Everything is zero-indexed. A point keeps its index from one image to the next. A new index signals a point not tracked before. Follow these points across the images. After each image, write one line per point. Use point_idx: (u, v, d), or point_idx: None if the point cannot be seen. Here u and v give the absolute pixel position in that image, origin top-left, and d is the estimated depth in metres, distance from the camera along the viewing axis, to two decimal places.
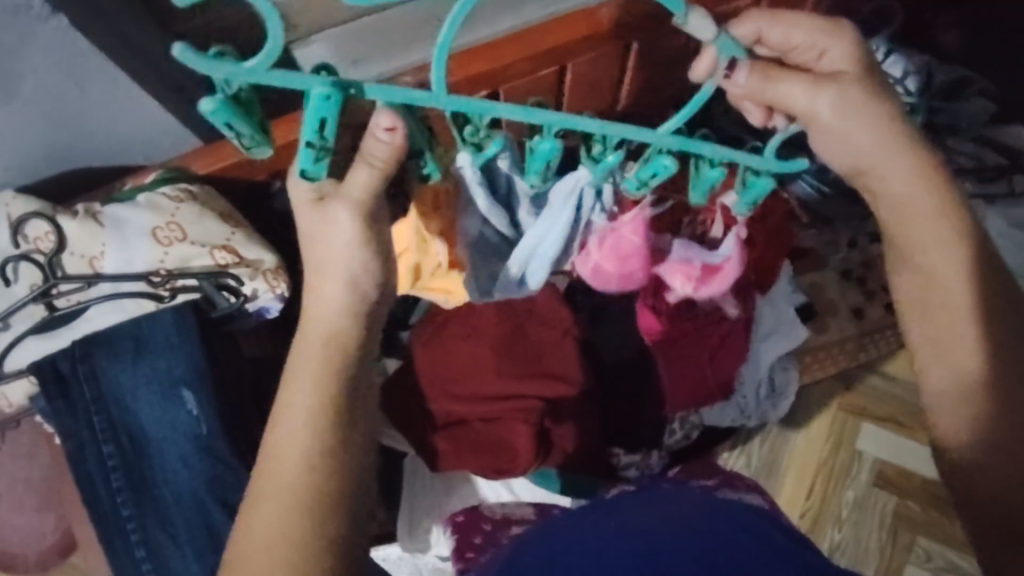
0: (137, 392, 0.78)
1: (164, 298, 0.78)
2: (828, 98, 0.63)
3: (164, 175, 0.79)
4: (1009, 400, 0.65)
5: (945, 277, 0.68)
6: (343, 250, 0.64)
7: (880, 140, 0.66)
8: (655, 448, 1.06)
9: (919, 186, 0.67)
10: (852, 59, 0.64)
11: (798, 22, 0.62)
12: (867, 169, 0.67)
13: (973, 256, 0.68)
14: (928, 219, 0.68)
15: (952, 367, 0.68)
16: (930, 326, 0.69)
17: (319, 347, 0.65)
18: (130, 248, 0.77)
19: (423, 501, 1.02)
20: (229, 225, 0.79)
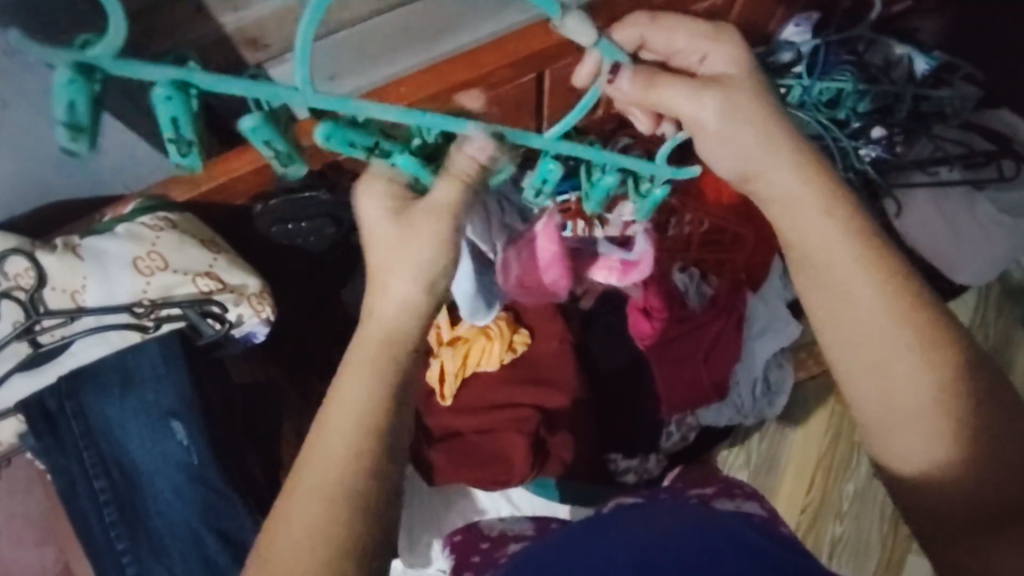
0: (126, 426, 0.77)
1: (148, 328, 0.77)
2: (712, 106, 0.69)
3: (145, 204, 0.78)
4: (973, 399, 0.59)
5: (855, 287, 0.63)
6: (420, 248, 0.66)
7: (761, 146, 0.68)
8: (652, 453, 1.07)
9: (807, 192, 0.66)
10: (730, 62, 0.71)
11: (678, 27, 0.71)
12: (754, 175, 0.70)
13: (875, 253, 0.64)
14: (813, 218, 0.66)
15: (892, 375, 0.61)
16: (858, 335, 0.63)
17: (379, 341, 0.64)
18: (112, 281, 0.76)
19: (421, 516, 1.02)
20: (211, 251, 0.79)
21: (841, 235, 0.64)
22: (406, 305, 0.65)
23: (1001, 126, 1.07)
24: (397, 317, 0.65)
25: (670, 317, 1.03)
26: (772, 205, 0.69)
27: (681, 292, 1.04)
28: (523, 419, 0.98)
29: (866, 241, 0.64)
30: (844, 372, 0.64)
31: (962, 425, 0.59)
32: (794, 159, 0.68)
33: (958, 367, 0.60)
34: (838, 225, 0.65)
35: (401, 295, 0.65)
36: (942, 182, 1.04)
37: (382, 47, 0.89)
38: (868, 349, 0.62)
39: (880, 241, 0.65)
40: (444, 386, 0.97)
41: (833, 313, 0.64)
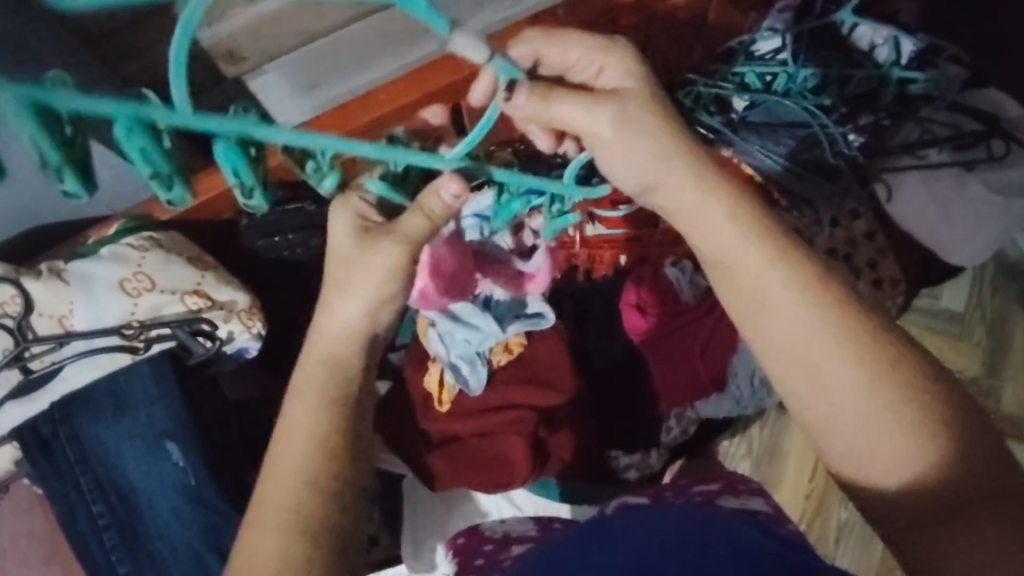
0: (121, 449, 0.77)
1: (138, 349, 0.77)
2: (607, 116, 0.66)
3: (127, 225, 0.79)
4: (907, 389, 0.58)
5: (769, 292, 0.62)
6: (366, 277, 0.66)
7: (660, 156, 0.66)
8: (654, 448, 1.06)
9: (708, 200, 0.65)
10: (626, 77, 0.68)
11: (574, 41, 0.68)
12: (656, 187, 0.67)
13: (779, 255, 0.63)
14: (715, 224, 0.65)
15: (824, 378, 0.59)
16: (782, 339, 0.61)
17: (317, 370, 0.65)
18: (98, 304, 0.76)
19: (425, 522, 1.02)
20: (198, 268, 0.78)
21: (742, 239, 0.64)
22: (348, 332, 0.66)
23: (990, 106, 1.06)
24: (339, 341, 0.66)
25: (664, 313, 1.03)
26: (676, 219, 0.67)
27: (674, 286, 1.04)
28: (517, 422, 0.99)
29: (774, 243, 0.63)
30: (780, 380, 0.62)
31: (910, 419, 0.58)
32: (692, 163, 0.66)
33: (887, 360, 0.59)
34: (737, 229, 0.64)
35: (341, 322, 0.66)
36: (931, 165, 1.04)
37: (361, 54, 0.89)
38: (797, 354, 0.60)
39: (787, 240, 0.64)
40: (439, 390, 0.98)
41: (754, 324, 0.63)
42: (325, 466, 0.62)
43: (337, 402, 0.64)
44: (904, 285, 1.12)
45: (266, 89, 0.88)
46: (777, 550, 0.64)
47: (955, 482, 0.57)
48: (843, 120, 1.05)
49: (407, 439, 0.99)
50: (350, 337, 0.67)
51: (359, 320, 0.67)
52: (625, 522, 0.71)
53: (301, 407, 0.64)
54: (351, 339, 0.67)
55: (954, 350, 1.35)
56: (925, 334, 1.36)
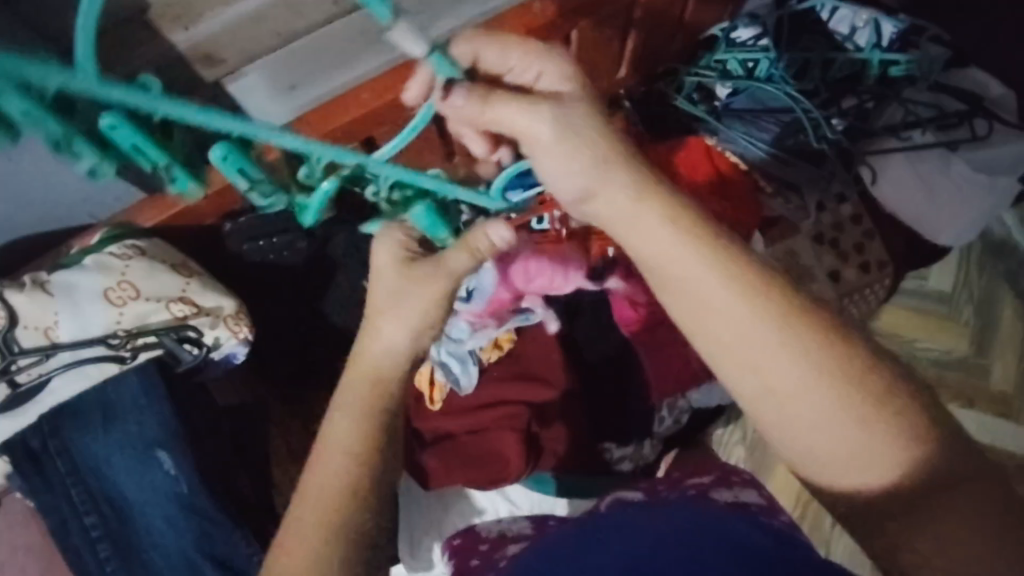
0: (112, 458, 0.77)
1: (126, 358, 0.76)
2: (546, 119, 0.60)
3: (110, 233, 0.78)
4: (882, 386, 0.54)
5: (716, 300, 0.55)
6: (428, 292, 0.60)
7: (591, 157, 0.59)
8: (647, 438, 1.06)
9: (642, 204, 0.58)
10: (567, 79, 0.63)
11: (512, 44, 0.64)
12: (587, 194, 0.60)
13: (724, 254, 0.56)
14: (650, 227, 0.58)
15: (788, 385, 0.54)
16: (738, 349, 0.55)
17: (364, 384, 0.59)
18: (84, 315, 0.75)
19: (422, 520, 1.02)
20: (183, 274, 0.78)
21: (681, 243, 0.57)
22: (396, 349, 0.59)
23: (973, 86, 1.06)
24: (386, 357, 0.59)
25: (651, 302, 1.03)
26: (609, 225, 0.60)
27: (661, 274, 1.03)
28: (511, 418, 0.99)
29: (714, 241, 0.56)
30: (741, 397, 0.56)
31: (886, 411, 0.54)
32: (623, 163, 0.59)
33: (853, 358, 0.54)
34: (677, 232, 0.57)
35: (389, 338, 0.59)
36: (915, 147, 1.04)
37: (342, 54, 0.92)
38: (759, 371, 0.55)
39: (726, 237, 0.57)
40: (432, 389, 0.99)
41: (708, 341, 0.57)
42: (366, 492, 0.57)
43: (376, 421, 0.58)
44: (891, 268, 1.13)
45: (246, 94, 0.89)
46: (773, 544, 0.64)
47: (936, 467, 0.54)
48: (826, 104, 1.05)
49: (400, 439, 1.00)
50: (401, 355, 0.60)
51: (413, 331, 0.59)
52: (620, 516, 0.71)
53: (341, 430, 0.57)
54: (403, 357, 0.60)
55: (943, 330, 1.36)
56: (914, 316, 1.37)
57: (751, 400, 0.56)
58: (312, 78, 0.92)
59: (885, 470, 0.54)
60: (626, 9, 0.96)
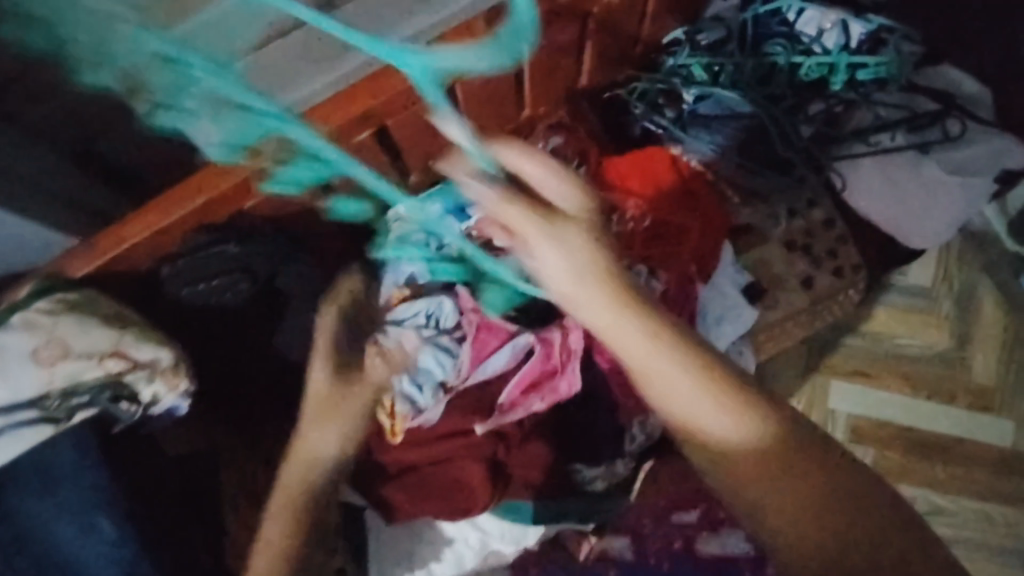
0: (51, 523, 0.73)
1: (60, 420, 0.73)
2: (549, 243, 0.67)
3: (39, 288, 0.76)
4: (796, 455, 0.65)
5: (650, 356, 0.66)
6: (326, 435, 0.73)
7: (552, 230, 0.67)
8: (619, 459, 1.02)
9: (582, 279, 0.66)
10: (574, 195, 0.70)
11: (532, 155, 0.70)
12: (531, 252, 0.68)
13: (655, 328, 0.66)
14: (590, 296, 0.66)
15: (725, 431, 0.65)
16: (671, 398, 0.66)
17: (294, 471, 0.73)
18: (13, 377, 0.71)
19: (391, 553, 1.00)
20: (116, 327, 0.75)
21: (644, 337, 0.66)
22: (326, 450, 0.73)
23: (943, 84, 1.03)
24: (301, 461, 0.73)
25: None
26: (564, 291, 0.67)
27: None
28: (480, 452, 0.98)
29: (651, 313, 0.66)
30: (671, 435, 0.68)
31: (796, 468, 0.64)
32: (586, 226, 0.68)
33: (767, 429, 0.65)
34: (638, 327, 0.66)
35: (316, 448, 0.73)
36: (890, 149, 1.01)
37: None
38: (690, 416, 0.65)
39: (650, 303, 0.67)
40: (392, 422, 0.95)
41: (653, 387, 0.67)
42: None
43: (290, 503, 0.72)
44: (864, 271, 1.10)
45: None
46: None
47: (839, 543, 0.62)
48: (791, 109, 1.02)
49: (363, 472, 0.98)
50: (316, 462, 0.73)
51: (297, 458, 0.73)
52: None
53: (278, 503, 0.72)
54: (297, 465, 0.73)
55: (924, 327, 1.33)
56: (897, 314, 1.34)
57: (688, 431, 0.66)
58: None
59: (817, 529, 0.63)
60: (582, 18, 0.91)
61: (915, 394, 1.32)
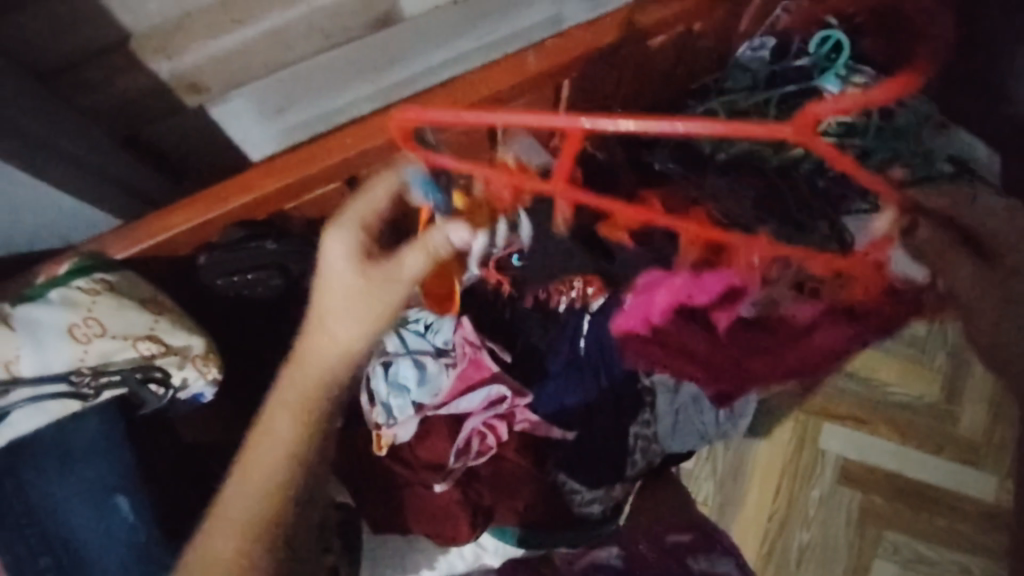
0: (70, 503, 0.75)
1: (88, 396, 0.75)
2: (780, 484, 1.35)
3: (79, 265, 0.76)
4: (886, 520, 1.33)
5: (793, 508, 1.35)
6: (360, 303, 0.73)
7: (786, 484, 1.35)
8: (616, 482, 1.06)
9: (769, 463, 1.35)
10: (866, 415, 1.36)
11: (874, 442, 1.35)
12: (725, 482, 1.36)
13: (767, 521, 1.35)
14: (769, 496, 1.35)
15: (880, 519, 1.33)
16: (800, 535, 1.34)
17: (309, 380, 0.75)
18: (46, 351, 0.73)
19: (385, 554, 1.04)
20: (151, 312, 0.77)
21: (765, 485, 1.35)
22: None
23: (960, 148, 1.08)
24: (285, 440, 0.75)
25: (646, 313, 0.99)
26: (758, 517, 1.35)
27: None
28: (473, 470, 1.01)
29: (776, 526, 1.35)
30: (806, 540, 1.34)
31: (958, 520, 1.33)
32: (792, 495, 1.35)
33: (867, 532, 1.33)
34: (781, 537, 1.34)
35: (281, 431, 0.75)
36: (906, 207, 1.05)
37: (342, 77, 0.93)
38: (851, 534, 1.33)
39: (782, 496, 1.35)
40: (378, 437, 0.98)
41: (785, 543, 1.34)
42: (303, 458, 0.76)
43: (275, 506, 0.74)
44: None
45: (232, 116, 0.90)
46: None
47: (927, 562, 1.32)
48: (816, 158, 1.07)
49: (373, 477, 1.01)
50: (341, 356, 0.75)
51: (282, 468, 0.75)
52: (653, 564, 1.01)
53: (282, 420, 0.75)
54: (268, 499, 0.74)
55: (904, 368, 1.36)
56: (884, 360, 1.36)
57: (831, 545, 1.34)
58: (300, 102, 0.93)
59: (932, 526, 1.33)
60: (632, 61, 0.95)
61: (903, 441, 1.35)
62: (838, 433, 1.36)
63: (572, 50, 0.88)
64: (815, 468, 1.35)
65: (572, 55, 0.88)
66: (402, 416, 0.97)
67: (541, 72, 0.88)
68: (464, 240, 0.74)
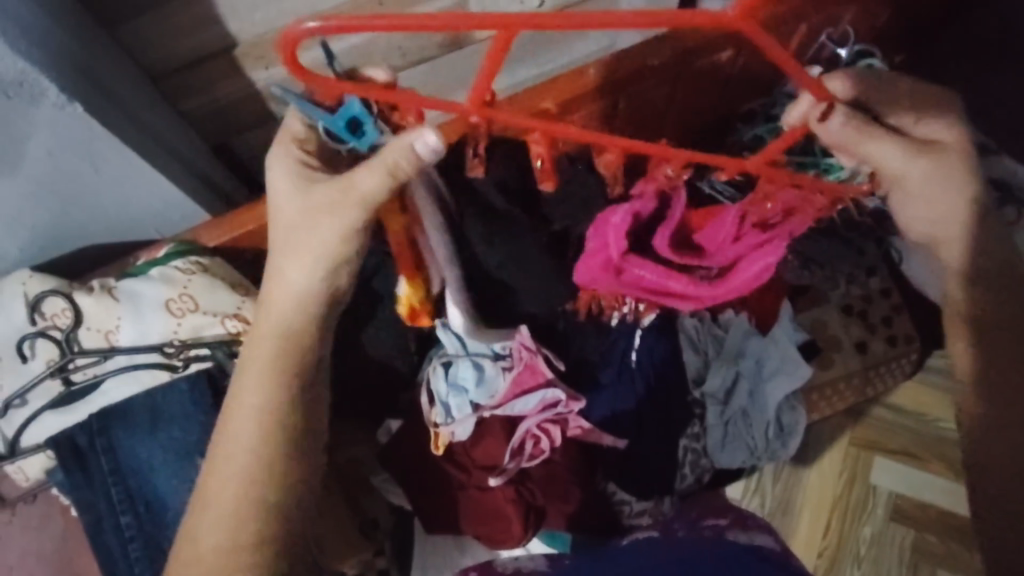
0: (154, 462, 0.80)
1: (177, 367, 0.81)
2: (831, 519, 1.28)
3: (178, 248, 0.83)
4: (945, 561, 1.25)
5: (847, 545, 1.27)
6: (315, 237, 0.68)
7: (840, 519, 1.28)
8: (666, 495, 1.06)
9: (821, 496, 1.28)
10: (922, 448, 1.29)
11: (929, 480, 1.28)
12: (775, 516, 1.29)
13: (818, 557, 1.27)
14: (818, 530, 1.28)
15: (938, 560, 1.25)
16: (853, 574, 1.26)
17: (270, 345, 0.70)
18: (145, 321, 0.81)
19: (434, 561, 1.06)
20: (240, 294, 0.83)
21: (816, 522, 1.28)
22: None
23: (1000, 172, 1.10)
24: (254, 411, 0.69)
25: (611, 256, 0.83)
26: (810, 554, 1.27)
27: (689, 337, 1.06)
28: (525, 471, 1.02)
29: (829, 564, 1.27)
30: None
31: None
32: (845, 532, 1.27)
33: (923, 573, 1.25)
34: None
35: (253, 393, 0.69)
36: None
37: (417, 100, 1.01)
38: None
39: (835, 530, 1.27)
40: (436, 436, 0.98)
41: None
42: (287, 424, 0.69)
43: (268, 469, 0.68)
44: (917, 342, 1.18)
45: None
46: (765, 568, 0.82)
47: None
48: None
49: (426, 480, 1.02)
50: (297, 300, 0.71)
51: (260, 431, 0.68)
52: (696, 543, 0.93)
53: (251, 386, 0.69)
54: (257, 468, 0.68)
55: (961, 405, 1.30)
56: (939, 397, 1.31)
57: None
58: None
59: None
60: (685, 82, 1.01)
61: (957, 478, 1.28)
62: (893, 469, 1.29)
63: (627, 64, 0.94)
64: (870, 504, 1.28)
65: (628, 69, 0.94)
66: (466, 423, 0.96)
67: (592, 88, 0.94)
68: (434, 147, 0.60)
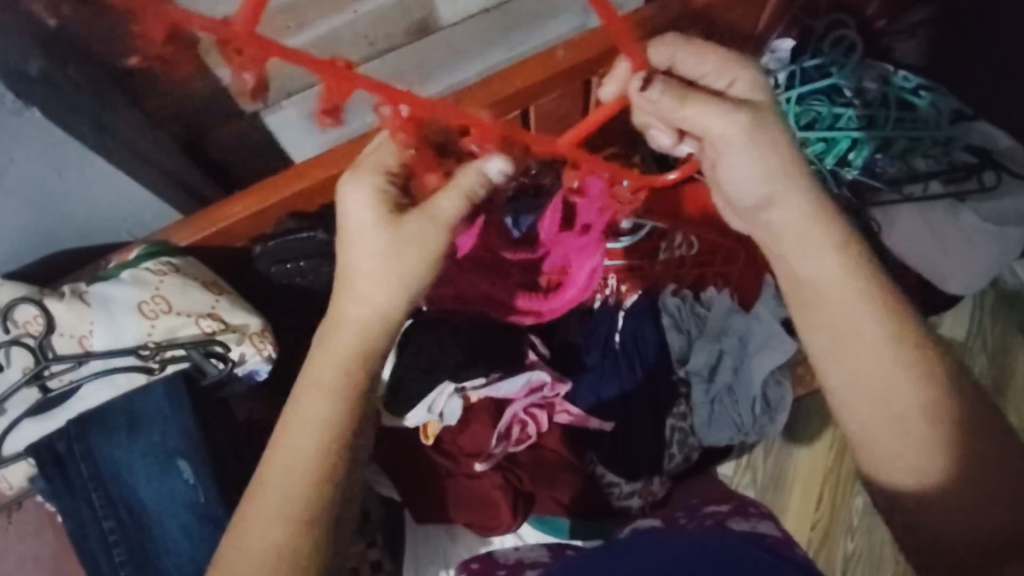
0: (133, 465, 0.80)
1: (153, 370, 0.80)
2: (823, 492, 1.28)
3: (149, 249, 0.83)
4: None
5: (840, 517, 1.27)
6: (403, 258, 0.69)
7: (834, 493, 1.28)
8: (654, 475, 1.04)
9: (814, 471, 1.28)
10: None
11: None
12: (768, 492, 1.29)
13: (811, 529, 1.28)
14: (812, 504, 1.28)
15: None
16: (846, 545, 1.27)
17: (343, 355, 0.69)
18: (117, 324, 0.80)
19: (427, 550, 1.03)
20: (213, 292, 0.82)
21: (811, 496, 1.28)
22: None
23: (979, 139, 1.09)
24: (318, 420, 0.68)
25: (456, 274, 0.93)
26: (804, 528, 1.28)
27: (673, 317, 1.06)
28: (512, 457, 1.03)
29: (821, 537, 1.27)
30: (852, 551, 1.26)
31: None
32: (839, 504, 1.28)
33: None
34: (826, 547, 1.27)
35: (317, 404, 0.68)
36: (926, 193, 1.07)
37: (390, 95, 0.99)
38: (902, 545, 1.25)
39: (828, 503, 1.28)
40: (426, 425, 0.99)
41: (832, 555, 1.27)
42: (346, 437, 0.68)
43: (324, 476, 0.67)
44: None
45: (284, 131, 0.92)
46: (761, 556, 0.81)
47: None
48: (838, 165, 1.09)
49: (415, 470, 1.03)
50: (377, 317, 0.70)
51: (323, 440, 0.67)
52: (688, 529, 0.92)
53: (315, 394, 0.68)
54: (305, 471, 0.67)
55: None
56: None
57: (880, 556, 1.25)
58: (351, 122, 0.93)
59: None
60: None
61: None
62: None
63: (597, 45, 0.93)
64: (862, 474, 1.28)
65: (600, 50, 0.93)
66: (456, 408, 0.95)
67: (560, 72, 0.93)
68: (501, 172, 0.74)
